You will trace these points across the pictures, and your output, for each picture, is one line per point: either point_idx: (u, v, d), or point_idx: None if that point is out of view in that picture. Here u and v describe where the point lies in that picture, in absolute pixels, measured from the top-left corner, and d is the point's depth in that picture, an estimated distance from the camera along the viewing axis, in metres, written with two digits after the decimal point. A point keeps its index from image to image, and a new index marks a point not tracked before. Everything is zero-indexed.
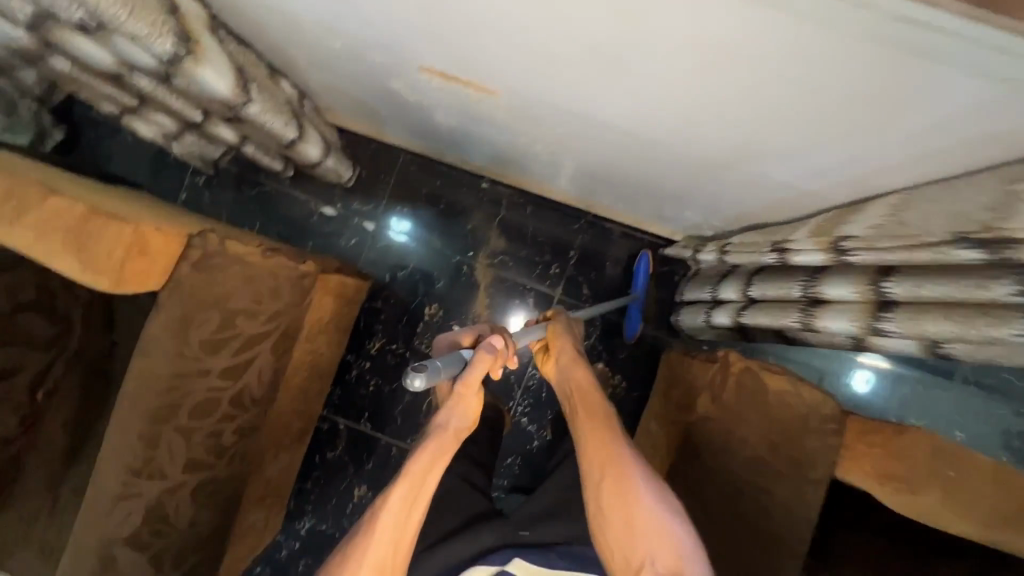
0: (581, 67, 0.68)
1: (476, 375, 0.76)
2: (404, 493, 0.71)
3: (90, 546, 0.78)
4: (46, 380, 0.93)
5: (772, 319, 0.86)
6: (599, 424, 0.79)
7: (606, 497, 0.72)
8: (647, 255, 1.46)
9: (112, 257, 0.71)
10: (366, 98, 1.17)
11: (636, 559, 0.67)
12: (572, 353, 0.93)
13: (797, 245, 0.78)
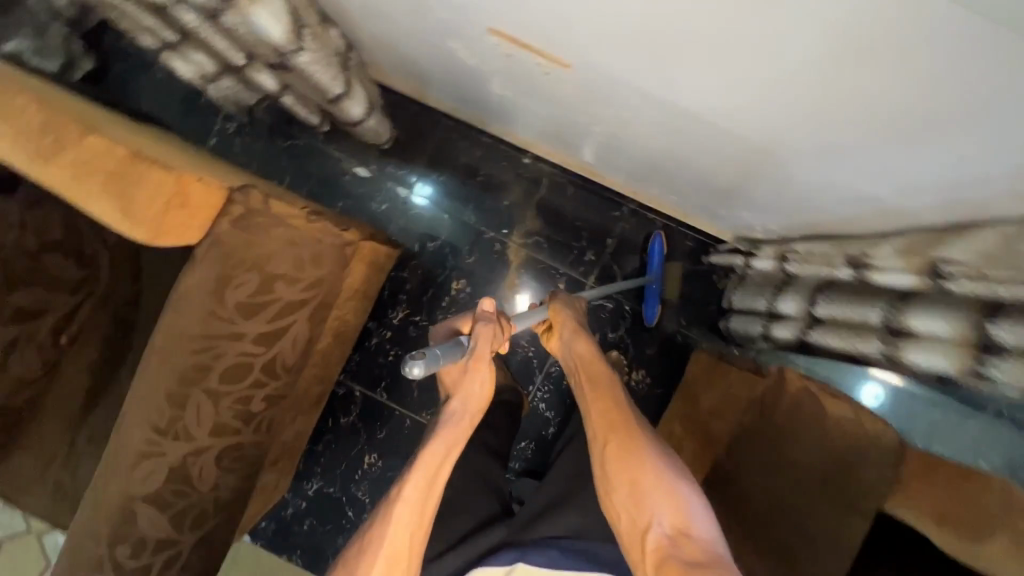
0: (677, 46, 0.63)
1: (482, 350, 0.78)
2: (424, 478, 0.72)
3: (110, 498, 0.77)
4: (70, 324, 0.91)
5: (843, 340, 0.84)
6: (604, 396, 0.83)
7: (612, 461, 0.75)
8: (660, 235, 1.40)
9: (151, 206, 0.67)
10: (418, 57, 1.10)
11: (643, 519, 0.69)
12: (575, 326, 0.96)
13: (883, 266, 0.75)
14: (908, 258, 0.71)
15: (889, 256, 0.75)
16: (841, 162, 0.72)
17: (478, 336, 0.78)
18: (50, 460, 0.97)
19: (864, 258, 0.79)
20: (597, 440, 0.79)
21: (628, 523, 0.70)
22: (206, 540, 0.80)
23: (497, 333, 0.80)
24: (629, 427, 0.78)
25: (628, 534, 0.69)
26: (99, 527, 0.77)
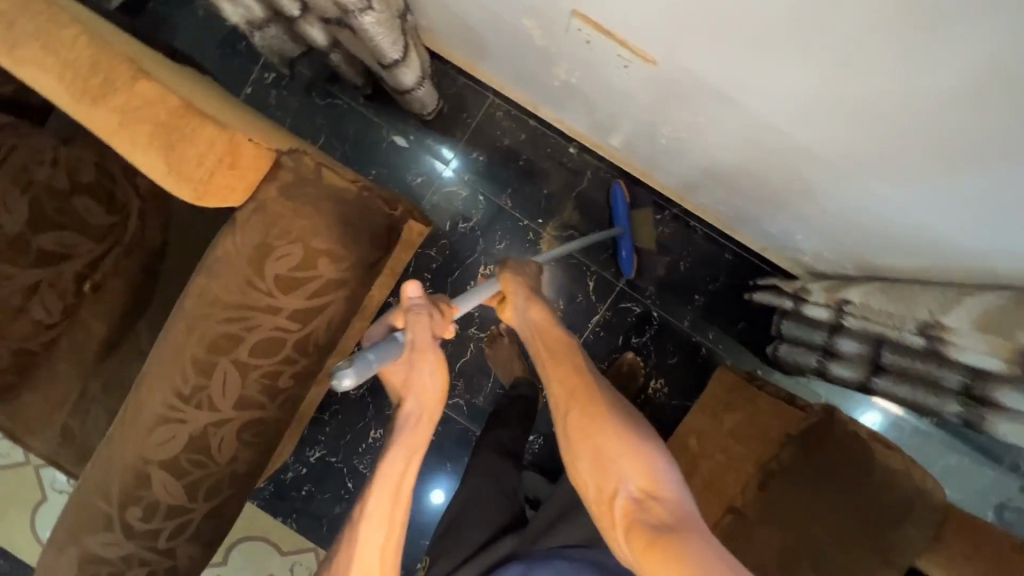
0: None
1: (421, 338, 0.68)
2: (388, 493, 0.62)
3: (123, 459, 0.74)
4: (96, 272, 0.87)
5: (916, 392, 0.86)
6: (560, 357, 0.73)
7: (574, 429, 0.67)
8: (621, 185, 1.36)
9: (200, 164, 0.61)
10: (480, 29, 1.04)
11: (609, 487, 0.62)
12: (527, 292, 0.82)
13: (962, 342, 0.73)
14: (989, 337, 0.69)
15: (967, 332, 0.72)
16: (935, 199, 0.70)
17: (413, 326, 0.69)
18: (58, 404, 0.94)
19: (936, 324, 0.77)
20: (556, 407, 0.70)
21: (594, 493, 0.63)
22: (216, 511, 0.78)
23: (433, 319, 0.70)
24: (588, 388, 0.69)
25: (597, 504, 0.63)
26: (110, 485, 0.75)
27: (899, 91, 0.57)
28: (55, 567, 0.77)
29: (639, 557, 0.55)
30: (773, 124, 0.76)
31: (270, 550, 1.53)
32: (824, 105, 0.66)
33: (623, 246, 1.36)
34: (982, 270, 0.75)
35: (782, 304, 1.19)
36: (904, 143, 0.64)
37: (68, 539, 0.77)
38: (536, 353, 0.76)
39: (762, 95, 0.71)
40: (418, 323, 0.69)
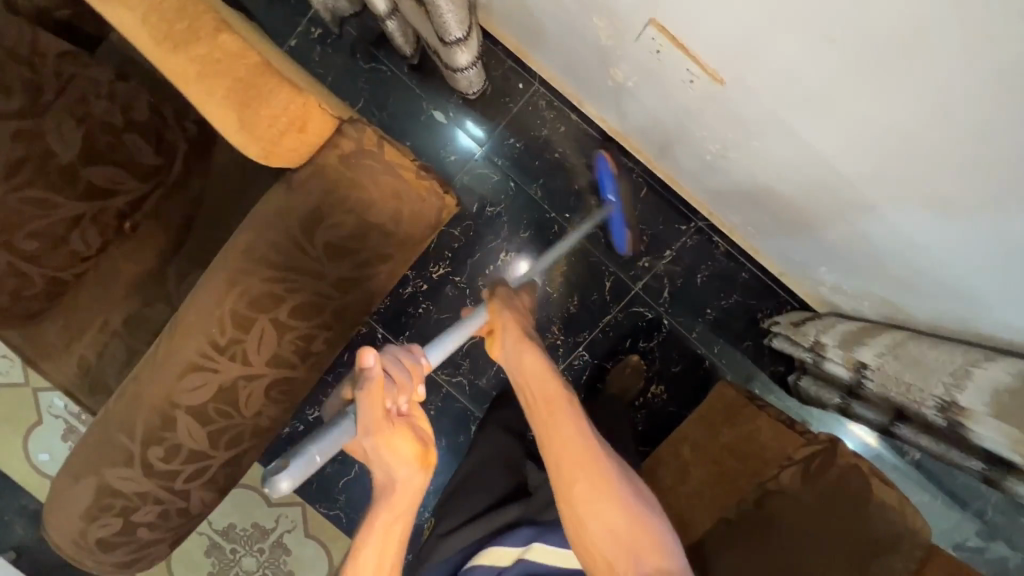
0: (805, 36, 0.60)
1: (370, 414, 0.60)
2: (371, 569, 0.60)
3: (149, 401, 0.76)
4: (137, 211, 0.89)
5: (935, 444, 0.85)
6: (562, 421, 0.69)
7: (582, 506, 0.65)
8: (607, 159, 1.26)
9: (272, 125, 0.65)
10: (543, 17, 1.04)
11: (621, 567, 0.62)
12: (518, 334, 0.79)
13: (979, 430, 0.71)
14: (1003, 424, 0.67)
15: (985, 423, 0.70)
16: (974, 258, 0.72)
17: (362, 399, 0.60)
18: (79, 334, 0.96)
19: (954, 406, 0.76)
20: (558, 479, 0.67)
21: (604, 569, 0.63)
22: (234, 460, 0.81)
23: (387, 386, 0.62)
24: (594, 458, 0.67)
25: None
26: (134, 422, 0.76)
27: (966, 152, 0.58)
28: (69, 495, 0.79)
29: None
30: (830, 162, 0.78)
31: (259, 500, 1.57)
32: (885, 153, 0.68)
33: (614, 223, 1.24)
34: (1001, 330, 0.78)
35: (800, 357, 1.20)
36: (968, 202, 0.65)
37: (85, 470, 0.78)
38: (533, 410, 0.72)
39: (824, 132, 0.73)
40: (372, 395, 0.61)
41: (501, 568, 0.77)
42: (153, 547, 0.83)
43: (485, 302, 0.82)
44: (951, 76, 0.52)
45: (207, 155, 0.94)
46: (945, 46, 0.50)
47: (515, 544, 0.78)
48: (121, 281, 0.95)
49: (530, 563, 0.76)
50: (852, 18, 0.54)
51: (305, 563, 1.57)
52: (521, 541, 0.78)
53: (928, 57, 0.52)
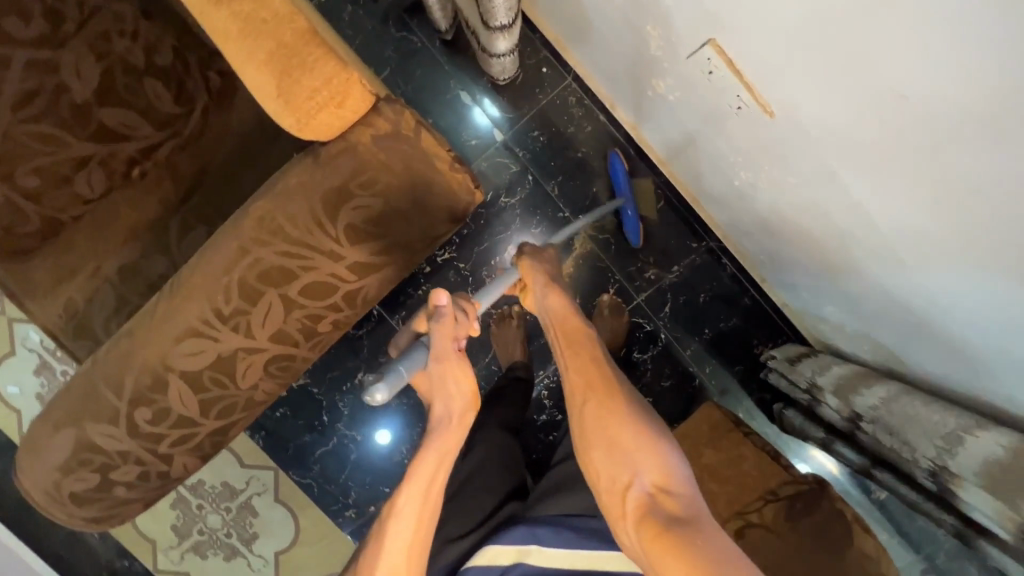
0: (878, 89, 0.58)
1: (443, 345, 0.71)
2: (417, 494, 0.63)
3: (139, 359, 0.73)
4: (148, 159, 0.89)
5: (919, 496, 0.88)
6: (581, 350, 0.73)
7: (590, 419, 0.66)
8: (617, 153, 1.33)
9: (310, 97, 0.62)
10: (591, 12, 1.01)
11: (622, 477, 0.60)
12: (547, 280, 0.84)
13: (968, 498, 0.73)
14: (997, 507, 0.69)
15: (974, 493, 0.72)
16: (990, 337, 0.72)
17: (436, 332, 0.71)
18: (69, 275, 0.92)
19: (945, 472, 0.77)
20: (573, 397, 0.69)
21: (604, 480, 0.62)
22: (221, 429, 0.79)
23: (456, 324, 0.73)
24: (609, 382, 0.69)
25: (607, 494, 0.61)
26: (123, 378, 0.73)
27: (1000, 236, 0.58)
28: (46, 444, 0.76)
29: (652, 547, 0.54)
30: (865, 217, 0.76)
31: (231, 460, 1.55)
32: (922, 219, 0.66)
33: (627, 212, 1.32)
34: (997, 400, 0.80)
35: (796, 396, 1.21)
36: (996, 283, 0.63)
37: (66, 421, 0.75)
38: (557, 344, 0.77)
39: (868, 187, 0.71)
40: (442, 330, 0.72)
41: (501, 569, 0.74)
42: (127, 505, 0.81)
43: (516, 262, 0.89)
44: (1006, 162, 0.51)
45: (227, 109, 0.91)
46: (1020, 137, 0.48)
47: (512, 543, 0.75)
48: (120, 228, 0.92)
49: (531, 565, 0.73)
50: (929, 83, 0.52)
51: (271, 527, 1.56)
52: (517, 541, 0.75)
53: (997, 141, 0.50)
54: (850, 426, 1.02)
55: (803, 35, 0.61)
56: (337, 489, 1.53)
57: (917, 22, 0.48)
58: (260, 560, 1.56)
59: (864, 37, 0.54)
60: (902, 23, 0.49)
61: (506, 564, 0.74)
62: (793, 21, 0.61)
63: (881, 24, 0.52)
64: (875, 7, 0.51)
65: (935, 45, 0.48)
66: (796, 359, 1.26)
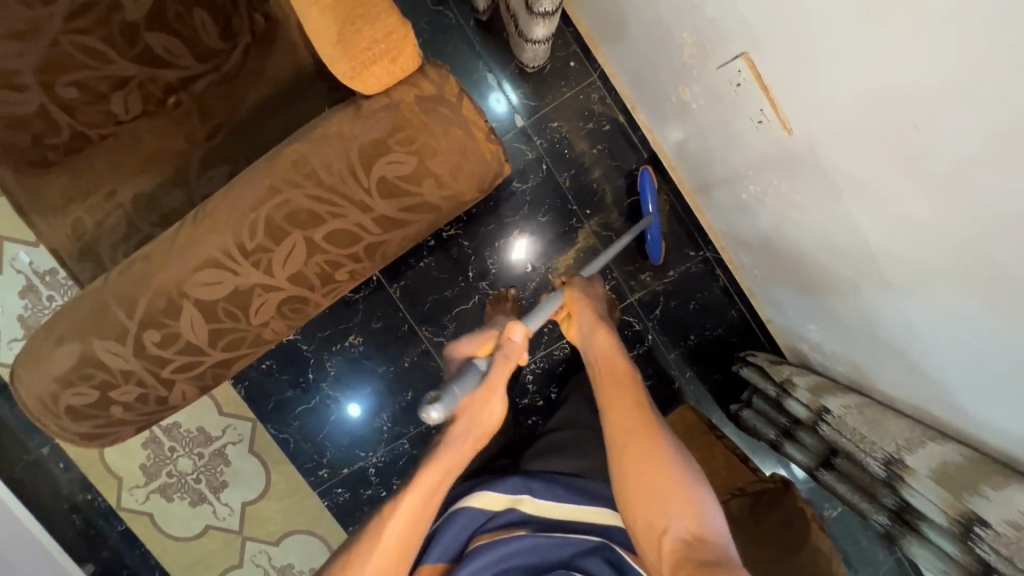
0: (888, 110, 0.63)
1: (499, 375, 0.77)
2: (417, 500, 0.70)
3: (155, 283, 0.74)
4: (185, 90, 0.91)
5: (853, 495, 1.03)
6: (624, 389, 0.79)
7: (628, 463, 0.71)
8: (648, 173, 1.37)
9: (369, 48, 0.66)
10: (629, 11, 1.05)
11: (659, 523, 0.66)
12: (594, 316, 0.88)
13: (916, 486, 0.87)
14: (943, 496, 0.82)
15: (924, 482, 0.86)
16: (963, 364, 0.77)
17: (495, 362, 0.77)
18: (82, 196, 0.93)
19: (900, 463, 0.91)
20: (613, 438, 0.75)
21: (643, 525, 0.68)
22: (225, 362, 0.81)
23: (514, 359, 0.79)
24: (650, 428, 0.74)
25: (644, 536, 0.68)
26: (135, 299, 0.75)
27: (969, 272, 0.66)
28: (47, 356, 0.76)
29: None
30: (862, 242, 0.81)
31: (210, 406, 1.55)
32: (915, 252, 0.72)
33: (651, 233, 1.33)
34: (952, 419, 0.87)
35: (763, 389, 1.28)
36: (982, 341, 0.71)
37: (72, 333, 0.76)
38: (598, 380, 0.82)
39: (873, 210, 0.74)
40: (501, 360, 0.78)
41: (490, 514, 0.77)
42: (120, 427, 0.82)
43: (561, 288, 0.88)
44: (989, 190, 0.57)
45: (266, 53, 0.92)
46: (999, 170, 0.54)
47: (505, 491, 0.79)
48: (143, 155, 0.93)
49: (523, 512, 0.77)
50: (957, 112, 0.55)
51: (241, 477, 1.57)
52: (511, 490, 0.79)
53: (1010, 177, 0.54)
54: (813, 422, 1.10)
55: (833, 53, 0.65)
56: (313, 448, 1.55)
57: (935, 46, 0.53)
58: (226, 508, 1.58)
59: (896, 65, 0.58)
60: (942, 49, 0.53)
61: (496, 510, 0.77)
62: (834, 38, 0.64)
63: (904, 43, 0.56)
64: (915, 35, 0.54)
65: (958, 79, 0.53)
66: (765, 359, 1.34)
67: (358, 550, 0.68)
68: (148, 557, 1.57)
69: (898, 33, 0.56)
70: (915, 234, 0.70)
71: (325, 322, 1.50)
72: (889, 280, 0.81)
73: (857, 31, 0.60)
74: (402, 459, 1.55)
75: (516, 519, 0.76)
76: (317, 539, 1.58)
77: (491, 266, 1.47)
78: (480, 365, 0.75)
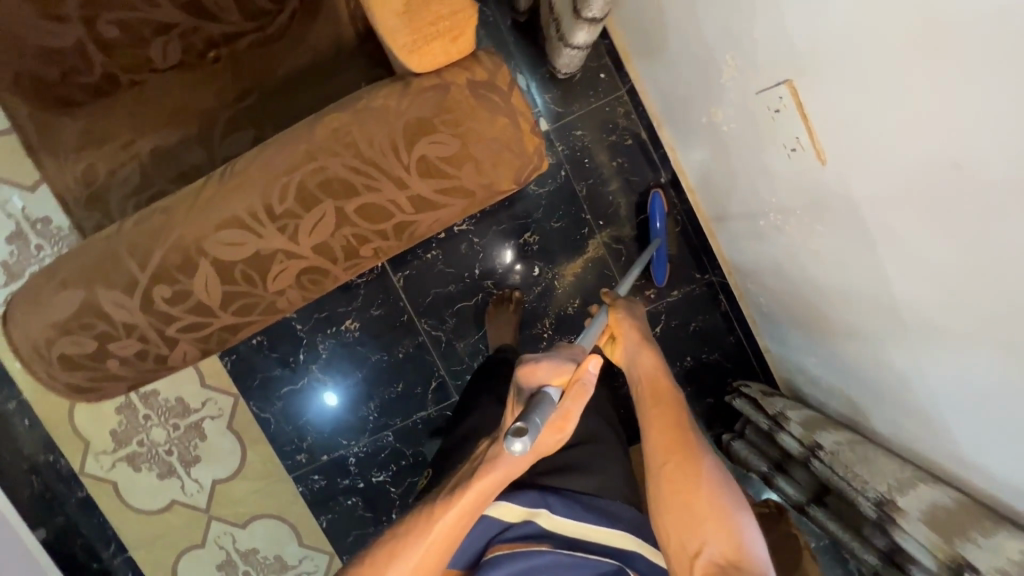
0: (933, 147, 0.63)
1: (568, 408, 0.69)
2: (471, 500, 0.69)
3: (173, 235, 0.72)
4: (226, 47, 0.90)
5: (844, 534, 1.03)
6: (667, 409, 0.73)
7: (664, 484, 0.68)
8: (660, 196, 1.40)
9: (433, 23, 0.67)
10: (671, 28, 1.07)
11: (692, 546, 0.65)
12: (640, 336, 0.84)
13: (907, 528, 0.88)
14: (933, 540, 0.83)
15: (915, 524, 0.86)
16: (968, 409, 0.78)
17: (572, 396, 0.69)
18: (97, 141, 0.90)
19: (891, 503, 0.91)
20: (651, 455, 0.71)
21: (675, 544, 0.67)
22: (233, 327, 0.79)
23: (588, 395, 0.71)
24: (693, 451, 0.70)
25: (675, 556, 0.67)
26: (150, 250, 0.72)
27: (994, 315, 0.66)
28: (46, 299, 0.73)
29: None
30: (879, 276, 0.82)
31: (193, 377, 1.50)
32: (932, 294, 0.74)
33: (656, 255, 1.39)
34: (945, 463, 0.89)
35: (757, 421, 1.28)
36: (995, 388, 0.71)
37: (76, 280, 0.73)
38: (640, 398, 0.76)
39: (894, 248, 0.77)
40: (575, 393, 0.69)
41: (506, 525, 0.74)
42: (111, 383, 0.79)
43: (606, 308, 0.88)
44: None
45: (310, 22, 0.91)
46: None
47: (523, 503, 0.75)
48: (168, 108, 0.91)
49: (540, 526, 0.73)
50: (1001, 156, 0.56)
51: (214, 453, 1.52)
52: (528, 503, 0.75)
53: None
54: (807, 458, 1.10)
55: (883, 85, 0.66)
56: (294, 431, 1.51)
57: (986, 86, 0.54)
58: (195, 484, 1.52)
59: (945, 101, 0.59)
60: (993, 91, 0.53)
61: (513, 521, 0.74)
62: (881, 73, 0.65)
63: (956, 80, 0.57)
64: (970, 72, 0.55)
65: (1004, 122, 0.54)
66: (758, 390, 1.36)
67: (403, 539, 0.69)
68: (105, 527, 1.50)
69: (953, 70, 0.57)
70: (946, 273, 0.70)
71: (323, 303, 1.47)
72: (908, 320, 0.81)
73: (909, 64, 0.61)
74: (385, 452, 1.52)
75: (533, 533, 0.72)
76: (286, 526, 1.53)
77: (499, 266, 1.46)
78: (555, 397, 0.65)
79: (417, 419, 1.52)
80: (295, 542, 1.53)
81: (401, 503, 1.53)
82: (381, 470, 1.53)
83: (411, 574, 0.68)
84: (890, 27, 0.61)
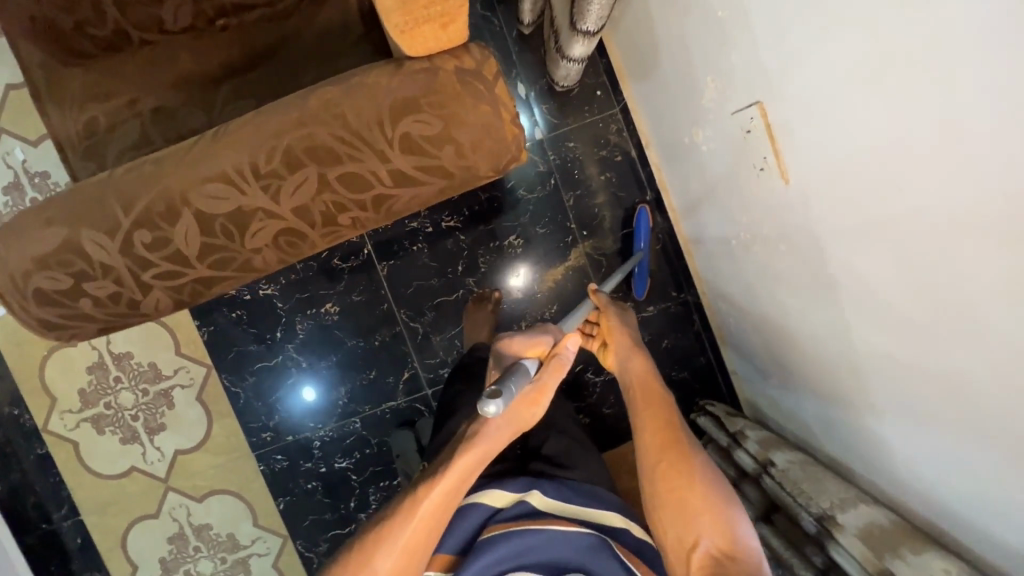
0: (881, 169, 0.67)
1: (546, 380, 0.80)
2: (454, 479, 0.73)
3: (162, 184, 0.75)
4: (235, 17, 0.95)
5: (784, 550, 1.04)
6: (658, 410, 0.85)
7: (660, 479, 0.78)
8: (647, 213, 1.45)
9: (426, 7, 0.70)
10: (661, 50, 1.13)
11: (689, 539, 0.73)
12: (631, 343, 0.97)
13: (842, 542, 0.89)
14: (866, 554, 0.84)
15: (849, 539, 0.88)
16: (908, 429, 0.80)
17: (549, 368, 0.81)
18: (103, 96, 0.94)
19: (830, 519, 0.93)
20: (647, 454, 0.81)
21: (672, 538, 0.75)
22: (207, 280, 0.81)
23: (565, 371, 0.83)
24: (681, 447, 0.80)
25: (674, 551, 0.75)
26: (138, 196, 0.75)
27: (935, 333, 0.68)
28: (30, 233, 0.76)
29: None
30: (835, 294, 0.85)
31: (168, 344, 1.51)
32: (877, 316, 0.77)
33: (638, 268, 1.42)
34: (887, 486, 0.91)
35: (718, 440, 1.31)
36: (931, 408, 0.74)
37: (61, 218, 0.76)
38: (633, 400, 0.88)
39: (842, 271, 0.81)
40: (553, 368, 0.82)
41: (498, 510, 0.76)
42: (81, 323, 0.81)
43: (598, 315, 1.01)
44: (960, 254, 0.60)
45: (319, 5, 0.96)
46: (971, 233, 0.58)
47: (511, 489, 0.77)
48: (176, 71, 0.95)
49: (532, 506, 0.76)
50: (941, 178, 0.59)
51: (180, 423, 1.52)
52: (519, 488, 0.77)
53: (983, 240, 0.57)
54: (760, 473, 1.12)
55: (839, 109, 0.70)
56: (262, 408, 1.51)
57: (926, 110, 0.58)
58: (156, 453, 1.52)
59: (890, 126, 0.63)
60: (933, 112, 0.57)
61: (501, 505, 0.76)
62: (838, 99, 0.70)
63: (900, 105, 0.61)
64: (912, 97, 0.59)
65: (941, 146, 0.58)
66: (723, 410, 1.38)
67: (387, 527, 0.71)
68: (60, 487, 1.49)
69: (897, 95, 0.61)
70: (890, 294, 0.73)
71: (306, 283, 1.50)
72: (857, 342, 0.84)
73: (862, 89, 0.65)
74: (350, 438, 1.53)
75: (526, 513, 0.74)
76: (242, 504, 1.52)
77: (482, 265, 1.50)
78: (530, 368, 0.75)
79: (385, 409, 1.53)
80: (250, 521, 1.52)
81: (360, 491, 1.53)
82: (345, 456, 1.53)
83: (397, 558, 0.70)
84: (848, 54, 0.66)
